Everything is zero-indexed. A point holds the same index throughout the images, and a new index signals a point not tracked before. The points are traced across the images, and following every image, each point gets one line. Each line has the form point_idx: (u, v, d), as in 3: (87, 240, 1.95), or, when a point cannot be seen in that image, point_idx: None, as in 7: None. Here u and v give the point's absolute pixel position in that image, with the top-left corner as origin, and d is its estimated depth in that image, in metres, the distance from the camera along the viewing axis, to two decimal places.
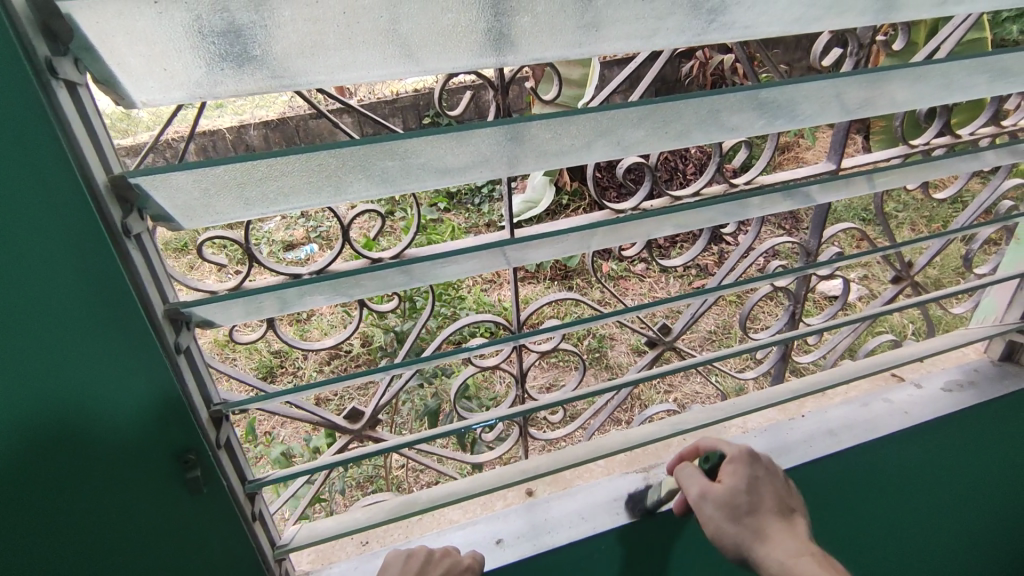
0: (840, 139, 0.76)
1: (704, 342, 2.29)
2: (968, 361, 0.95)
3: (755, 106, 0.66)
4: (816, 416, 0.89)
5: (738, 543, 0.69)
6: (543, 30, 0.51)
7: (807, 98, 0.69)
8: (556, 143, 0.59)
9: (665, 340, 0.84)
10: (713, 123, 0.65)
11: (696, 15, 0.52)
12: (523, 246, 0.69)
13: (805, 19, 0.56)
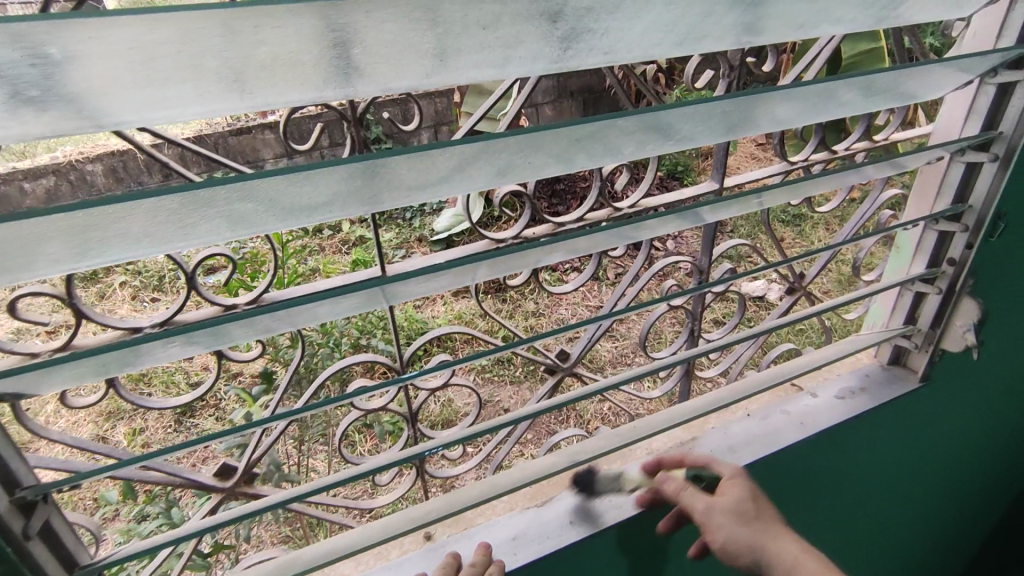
0: (721, 159, 0.76)
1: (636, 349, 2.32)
2: (860, 367, 0.98)
3: (633, 130, 0.64)
4: (719, 433, 0.89)
5: (750, 545, 0.71)
6: (384, 60, 0.47)
7: (688, 121, 0.67)
8: (418, 176, 0.55)
9: (564, 367, 0.82)
10: (594, 151, 0.64)
11: (549, 44, 0.51)
12: (402, 283, 0.66)
13: (664, 47, 0.56)
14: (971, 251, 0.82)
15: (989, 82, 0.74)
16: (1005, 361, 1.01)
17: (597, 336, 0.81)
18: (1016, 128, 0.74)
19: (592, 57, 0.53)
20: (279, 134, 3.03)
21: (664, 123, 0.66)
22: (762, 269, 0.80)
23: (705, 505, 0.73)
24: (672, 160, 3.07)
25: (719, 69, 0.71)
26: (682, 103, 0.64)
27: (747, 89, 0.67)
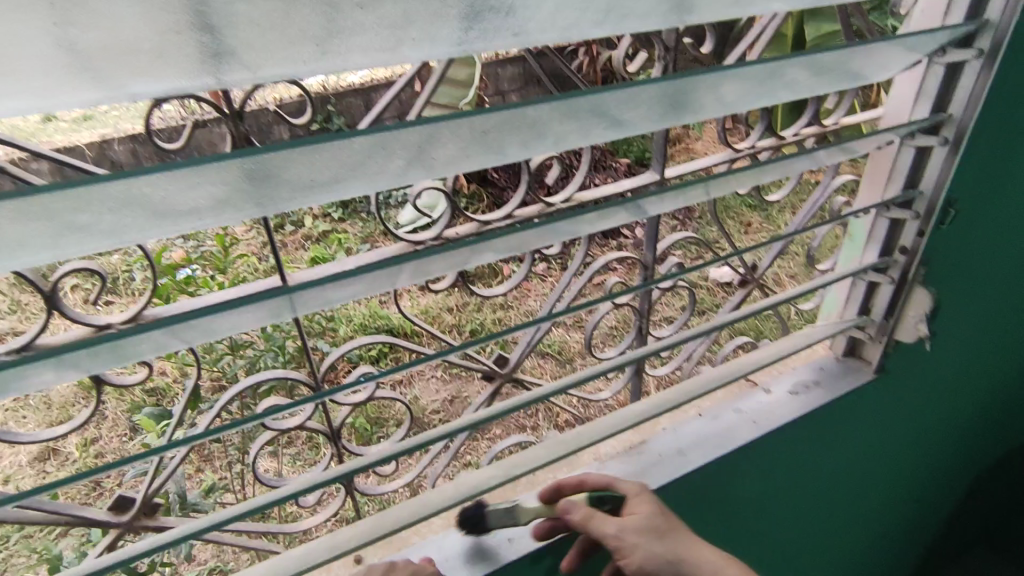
0: (661, 147, 0.71)
1: (606, 339, 2.28)
2: (815, 359, 0.95)
3: (564, 118, 0.57)
4: (669, 434, 0.85)
5: (668, 559, 0.68)
6: (265, 45, 0.41)
7: (625, 106, 0.60)
8: (315, 172, 0.49)
9: (503, 373, 0.77)
10: (529, 139, 0.57)
11: (447, 22, 0.45)
12: (310, 291, 0.59)
13: (583, 24, 0.50)
14: (922, 238, 0.79)
15: (939, 61, 0.70)
16: (961, 347, 0.99)
17: (536, 340, 0.76)
18: (966, 110, 0.70)
19: (499, 36, 0.47)
20: (236, 125, 2.91)
21: (605, 108, 0.60)
22: (710, 264, 0.75)
23: (616, 529, 0.67)
24: (639, 146, 3.03)
25: (653, 51, 0.66)
26: (624, 85, 0.58)
27: (693, 70, 0.61)
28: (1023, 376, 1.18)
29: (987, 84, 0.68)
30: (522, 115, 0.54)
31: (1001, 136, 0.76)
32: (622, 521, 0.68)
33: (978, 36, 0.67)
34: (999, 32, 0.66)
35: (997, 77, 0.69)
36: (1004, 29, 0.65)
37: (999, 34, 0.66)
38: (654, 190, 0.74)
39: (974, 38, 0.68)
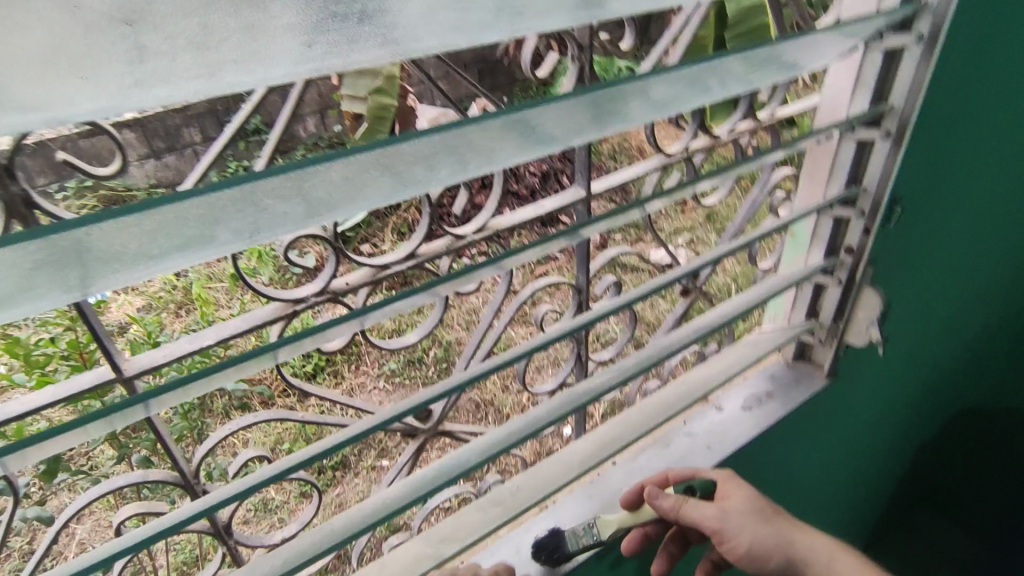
0: (584, 161, 0.62)
1: None
2: (765, 368, 0.89)
3: (475, 149, 0.45)
4: (620, 470, 0.77)
5: (776, 544, 0.67)
6: (27, 69, 0.28)
7: (552, 123, 0.48)
8: (159, 232, 0.34)
9: (426, 431, 0.67)
10: (439, 171, 0.44)
11: (282, 40, 0.33)
12: (174, 385, 0.46)
13: (471, 31, 0.39)
14: (868, 237, 0.74)
15: (876, 47, 0.63)
16: (910, 337, 0.95)
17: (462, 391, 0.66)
18: (908, 100, 0.64)
19: (358, 51, 0.35)
20: (141, 130, 2.67)
21: (545, 124, 0.48)
22: (654, 290, 0.67)
23: (718, 513, 0.66)
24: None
25: (565, 52, 0.56)
26: (563, 94, 0.48)
27: (644, 70, 0.51)
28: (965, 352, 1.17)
29: (929, 71, 0.62)
30: (424, 146, 0.42)
31: (947, 123, 0.70)
32: (733, 505, 0.67)
33: (917, 18, 0.61)
34: (940, 14, 0.59)
35: (939, 63, 0.63)
36: (944, 11, 0.59)
37: (939, 16, 0.59)
38: (592, 210, 0.63)
39: (912, 20, 0.61)
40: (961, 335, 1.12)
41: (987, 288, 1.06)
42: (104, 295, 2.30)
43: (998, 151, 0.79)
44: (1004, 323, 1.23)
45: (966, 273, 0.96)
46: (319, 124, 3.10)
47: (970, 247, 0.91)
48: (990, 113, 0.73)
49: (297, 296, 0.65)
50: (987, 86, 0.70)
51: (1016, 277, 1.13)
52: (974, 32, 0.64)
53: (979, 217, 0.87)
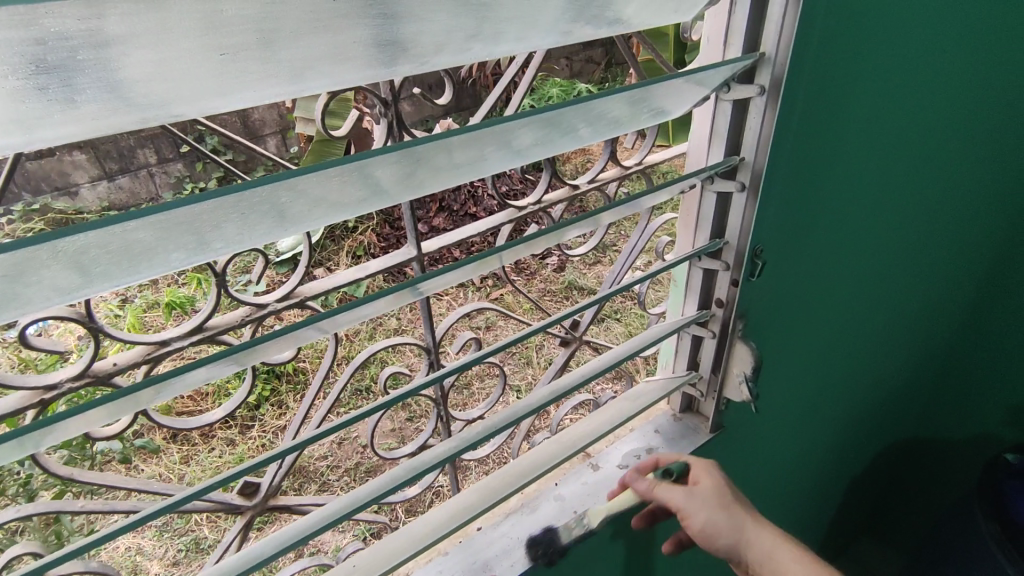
0: (412, 220, 0.59)
1: (505, 356, 2.19)
2: (651, 420, 0.86)
3: (231, 210, 0.44)
4: (483, 535, 0.74)
5: (729, 529, 0.71)
6: None
7: (324, 184, 0.47)
8: None
9: (253, 507, 0.71)
10: (175, 250, 0.44)
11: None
12: None
13: (184, 105, 0.34)
14: (735, 289, 0.71)
15: (724, 97, 0.61)
16: (805, 368, 0.94)
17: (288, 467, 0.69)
18: (758, 152, 0.61)
19: (10, 136, 0.30)
20: (92, 152, 2.60)
21: (416, 160, 0.51)
22: (511, 344, 0.64)
23: (686, 497, 0.70)
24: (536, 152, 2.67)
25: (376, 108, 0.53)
26: (439, 133, 0.50)
27: (538, 106, 0.52)
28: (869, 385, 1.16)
29: (776, 124, 0.60)
30: (144, 233, 0.42)
31: (806, 174, 0.68)
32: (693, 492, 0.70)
33: (758, 70, 0.58)
34: (779, 66, 0.57)
35: (787, 114, 0.60)
36: (782, 63, 0.57)
37: (778, 68, 0.57)
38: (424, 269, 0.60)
39: (755, 72, 0.59)
40: (863, 357, 1.12)
41: (890, 306, 1.06)
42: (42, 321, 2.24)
43: (868, 178, 0.79)
44: (919, 336, 1.24)
45: (862, 294, 0.96)
46: (279, 145, 3.02)
47: (861, 270, 0.91)
48: (850, 148, 0.72)
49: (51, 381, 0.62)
50: (841, 126, 0.69)
51: (921, 291, 1.14)
52: (819, 77, 0.62)
53: (861, 244, 0.87)
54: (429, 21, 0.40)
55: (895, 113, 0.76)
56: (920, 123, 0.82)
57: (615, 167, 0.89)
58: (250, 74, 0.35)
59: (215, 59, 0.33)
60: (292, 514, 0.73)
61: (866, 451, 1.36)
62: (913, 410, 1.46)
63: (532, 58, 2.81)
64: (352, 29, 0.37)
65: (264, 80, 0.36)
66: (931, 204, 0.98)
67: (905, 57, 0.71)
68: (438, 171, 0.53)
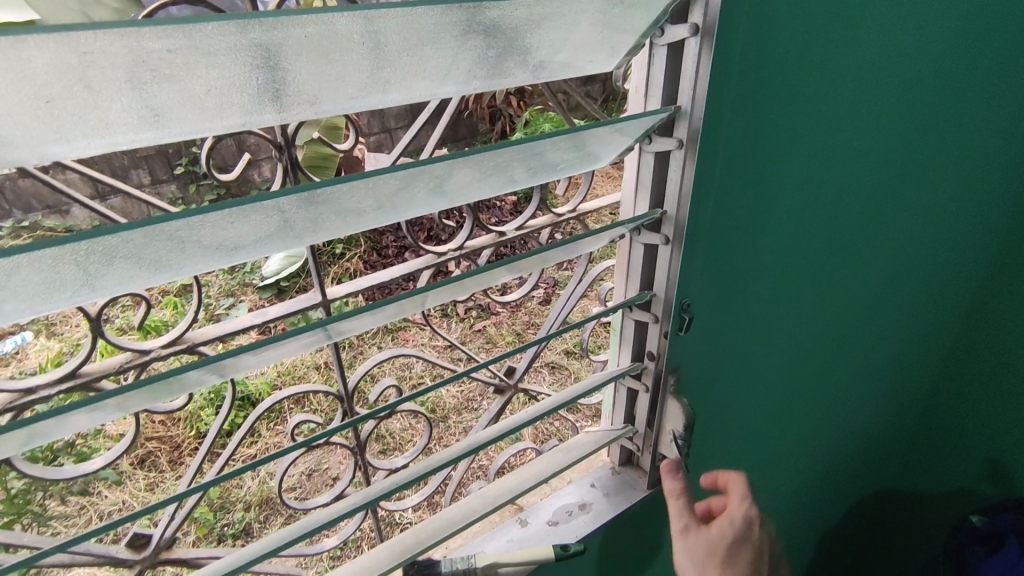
0: (316, 265, 0.57)
1: (483, 392, 2.16)
2: (589, 473, 0.83)
3: (85, 260, 0.38)
4: None
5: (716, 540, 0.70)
6: None
7: (209, 234, 0.41)
8: None
9: (141, 560, 0.71)
10: (12, 300, 0.38)
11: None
12: None
13: (16, 149, 0.34)
14: (665, 341, 0.69)
15: (647, 149, 0.60)
16: (755, 418, 0.92)
17: (191, 511, 0.70)
18: (680, 206, 0.60)
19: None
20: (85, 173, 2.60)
21: (327, 203, 0.46)
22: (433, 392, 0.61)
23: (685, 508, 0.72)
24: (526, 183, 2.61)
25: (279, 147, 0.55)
26: (355, 175, 0.45)
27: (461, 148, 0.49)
28: (827, 434, 1.15)
29: (694, 179, 0.59)
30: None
31: (731, 226, 0.67)
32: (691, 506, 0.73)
33: (676, 122, 0.58)
34: (695, 120, 0.56)
35: (705, 168, 0.60)
36: (698, 118, 0.56)
37: (694, 123, 0.56)
38: (333, 316, 0.57)
39: (674, 124, 0.58)
40: (827, 408, 1.09)
41: (850, 351, 1.04)
42: (27, 338, 2.25)
43: (809, 225, 0.78)
44: (886, 381, 1.21)
45: (815, 339, 0.94)
46: (274, 169, 3.01)
47: (811, 314, 0.89)
48: (783, 197, 0.72)
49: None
50: (770, 179, 0.68)
51: (883, 340, 1.12)
52: (739, 130, 0.61)
53: (807, 293, 0.85)
54: (297, 71, 0.39)
55: (834, 162, 0.75)
56: (867, 170, 0.82)
57: (549, 215, 0.87)
58: (86, 121, 0.34)
59: (41, 107, 0.33)
60: (184, 566, 0.74)
61: (835, 498, 1.32)
62: (887, 458, 1.42)
63: (528, 91, 2.82)
64: (203, 77, 0.36)
65: (104, 127, 0.36)
66: (888, 251, 0.97)
67: (838, 109, 0.71)
68: (349, 213, 0.49)
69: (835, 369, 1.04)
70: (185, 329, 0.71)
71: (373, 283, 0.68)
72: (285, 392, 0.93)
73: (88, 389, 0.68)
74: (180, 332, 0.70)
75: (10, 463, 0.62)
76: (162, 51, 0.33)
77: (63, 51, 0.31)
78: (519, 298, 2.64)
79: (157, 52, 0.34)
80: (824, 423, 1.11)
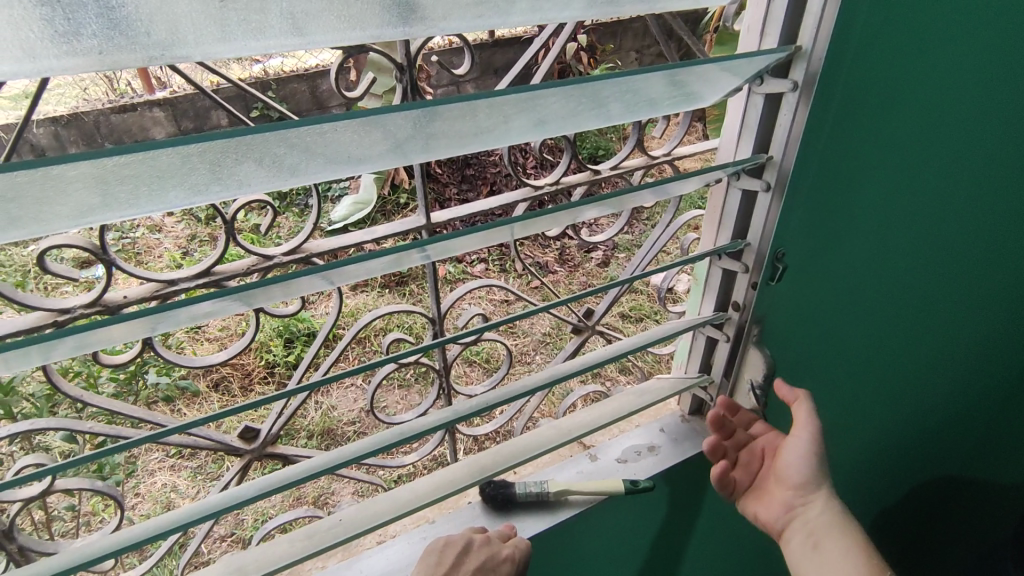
0: (424, 189, 0.60)
1: (539, 346, 2.18)
2: (657, 419, 0.84)
3: (237, 153, 0.40)
4: (475, 505, 0.75)
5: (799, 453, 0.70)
6: None
7: (331, 142, 0.43)
8: None
9: (250, 450, 0.82)
10: (176, 189, 0.41)
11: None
12: None
13: (186, 48, 0.36)
14: (754, 292, 0.68)
15: (756, 90, 0.58)
16: (829, 382, 0.91)
17: (288, 413, 0.77)
18: (786, 152, 0.59)
19: (18, 63, 0.32)
20: (171, 110, 2.70)
21: (439, 121, 0.46)
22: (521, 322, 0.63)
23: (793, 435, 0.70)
24: (593, 142, 2.56)
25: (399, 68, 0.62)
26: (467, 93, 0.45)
27: (573, 75, 0.47)
28: (898, 408, 1.12)
29: (806, 126, 0.58)
30: (140, 170, 0.38)
31: (832, 179, 0.65)
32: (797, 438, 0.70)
33: (793, 65, 0.56)
34: (814, 62, 0.54)
35: (816, 112, 0.58)
36: (818, 61, 0.54)
37: (813, 65, 0.54)
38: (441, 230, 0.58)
39: (790, 67, 0.56)
40: (903, 381, 1.07)
41: (933, 329, 1.01)
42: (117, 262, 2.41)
43: (912, 188, 0.75)
44: (971, 362, 1.16)
45: (902, 309, 0.91)
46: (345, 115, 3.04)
47: (898, 286, 0.86)
48: (889, 156, 0.69)
49: (67, 306, 0.65)
50: (881, 136, 0.66)
51: (976, 317, 1.07)
52: (857, 77, 0.59)
53: (902, 259, 0.83)
54: None
55: (946, 126, 0.71)
56: (985, 134, 0.76)
57: (642, 157, 0.89)
58: (248, 22, 0.36)
59: (213, 4, 0.35)
60: (284, 461, 0.83)
61: (895, 477, 1.30)
62: (966, 453, 1.35)
63: (600, 48, 2.74)
64: None
65: (259, 31, 0.37)
66: (998, 224, 0.91)
67: (965, 63, 0.66)
68: (461, 136, 0.49)
69: (917, 342, 1.01)
70: (303, 240, 0.76)
71: (476, 209, 0.73)
72: (387, 307, 1.03)
73: (218, 286, 0.74)
74: (293, 245, 0.75)
75: (151, 342, 0.70)
76: None
77: None
78: (579, 257, 2.63)
79: None
80: (898, 395, 1.09)
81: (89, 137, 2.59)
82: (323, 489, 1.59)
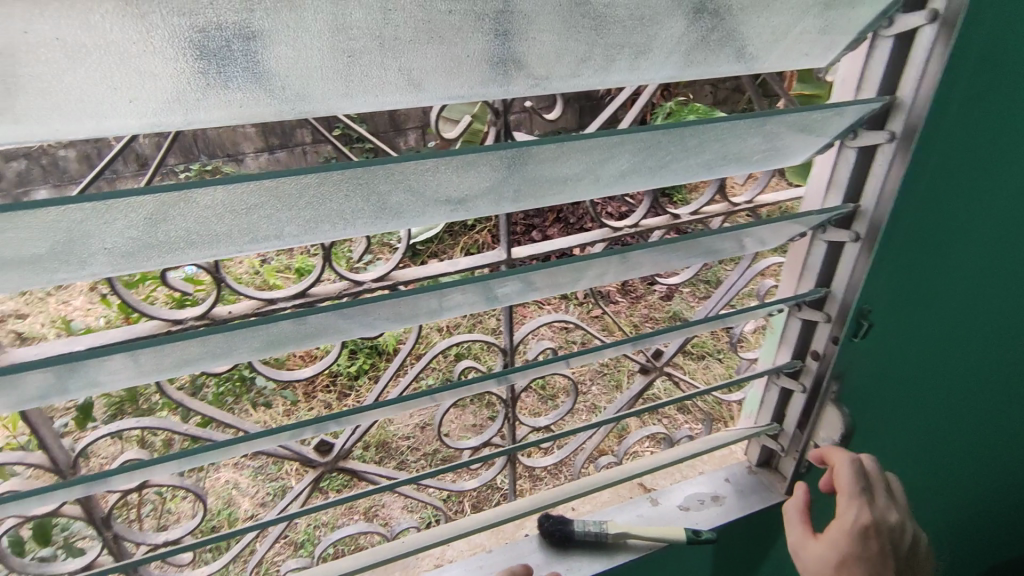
0: (507, 226, 0.62)
1: (596, 377, 2.16)
2: (722, 468, 0.82)
3: (346, 190, 0.43)
4: (533, 538, 0.75)
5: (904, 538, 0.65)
6: None
7: (432, 177, 0.45)
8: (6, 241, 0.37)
9: (324, 462, 0.86)
10: (291, 224, 0.45)
11: (88, 99, 0.35)
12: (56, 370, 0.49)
13: (313, 102, 0.39)
14: (835, 345, 0.67)
15: (849, 144, 0.57)
16: (909, 444, 0.87)
17: (362, 432, 0.80)
18: (878, 203, 0.58)
19: (173, 113, 0.37)
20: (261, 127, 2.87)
21: (533, 164, 0.48)
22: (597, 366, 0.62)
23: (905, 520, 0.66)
24: None
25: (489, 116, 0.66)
26: (565, 137, 0.46)
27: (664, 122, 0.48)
28: (984, 479, 1.05)
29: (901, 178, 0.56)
30: (260, 201, 0.41)
31: (925, 236, 0.63)
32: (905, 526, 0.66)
33: (891, 115, 0.55)
34: (914, 115, 0.53)
35: (913, 166, 0.57)
36: (918, 114, 0.53)
37: (913, 117, 0.53)
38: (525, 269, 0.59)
39: (887, 118, 0.55)
40: (993, 452, 1.00)
41: None
42: None
43: (1012, 249, 0.71)
44: None
45: (995, 373, 0.86)
46: (420, 139, 3.15)
47: (991, 349, 0.82)
48: (988, 215, 0.66)
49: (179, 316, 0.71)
50: (980, 195, 0.63)
51: None
52: (956, 135, 0.57)
53: (997, 322, 0.78)
54: (540, 43, 0.42)
55: None
56: None
57: (723, 203, 0.89)
58: (370, 77, 0.39)
59: (343, 60, 0.38)
60: (355, 476, 0.87)
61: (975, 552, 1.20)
62: None
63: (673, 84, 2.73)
64: (465, 42, 0.40)
65: (376, 84, 0.40)
66: None
67: None
68: (552, 181, 0.51)
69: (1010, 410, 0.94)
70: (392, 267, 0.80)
71: (558, 247, 0.75)
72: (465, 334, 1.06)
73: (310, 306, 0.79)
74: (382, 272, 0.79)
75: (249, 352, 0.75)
76: (442, 12, 0.38)
77: (374, 7, 0.36)
78: (642, 290, 2.59)
79: (438, 13, 0.38)
80: (985, 465, 1.02)
81: (188, 150, 2.76)
82: (374, 502, 1.61)
